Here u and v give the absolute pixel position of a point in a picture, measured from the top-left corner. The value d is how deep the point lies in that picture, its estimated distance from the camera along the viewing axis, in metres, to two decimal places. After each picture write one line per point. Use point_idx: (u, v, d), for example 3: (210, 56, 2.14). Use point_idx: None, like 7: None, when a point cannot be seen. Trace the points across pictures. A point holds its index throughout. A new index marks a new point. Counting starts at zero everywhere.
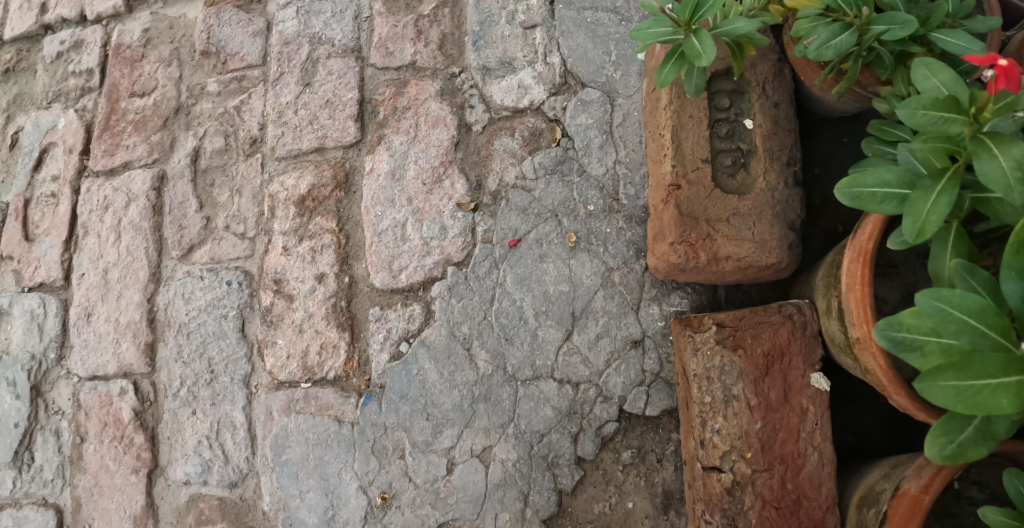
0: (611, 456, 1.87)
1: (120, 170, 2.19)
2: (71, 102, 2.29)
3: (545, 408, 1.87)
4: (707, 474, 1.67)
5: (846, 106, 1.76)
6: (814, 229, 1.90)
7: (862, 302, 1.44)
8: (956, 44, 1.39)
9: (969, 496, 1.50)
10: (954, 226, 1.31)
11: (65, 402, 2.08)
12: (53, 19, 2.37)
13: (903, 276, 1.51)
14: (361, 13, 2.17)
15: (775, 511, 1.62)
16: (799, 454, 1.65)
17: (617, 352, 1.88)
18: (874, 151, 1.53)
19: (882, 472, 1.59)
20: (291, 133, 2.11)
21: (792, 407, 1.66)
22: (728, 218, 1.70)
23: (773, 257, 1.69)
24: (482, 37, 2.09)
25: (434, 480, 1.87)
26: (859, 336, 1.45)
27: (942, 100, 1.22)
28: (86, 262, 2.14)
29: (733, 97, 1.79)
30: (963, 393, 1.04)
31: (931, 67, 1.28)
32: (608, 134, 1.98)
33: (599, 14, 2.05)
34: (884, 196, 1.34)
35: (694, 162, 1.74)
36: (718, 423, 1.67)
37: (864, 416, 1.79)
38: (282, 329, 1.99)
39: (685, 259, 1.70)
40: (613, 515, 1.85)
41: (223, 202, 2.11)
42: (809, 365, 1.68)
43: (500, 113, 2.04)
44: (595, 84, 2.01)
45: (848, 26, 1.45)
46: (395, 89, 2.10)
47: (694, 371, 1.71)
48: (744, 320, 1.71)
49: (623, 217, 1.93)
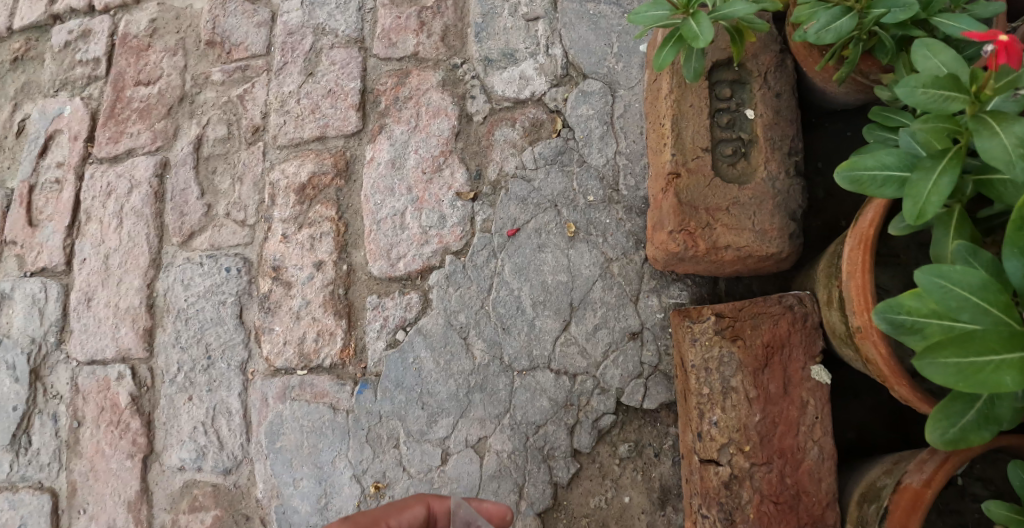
0: (608, 449, 1.84)
1: (123, 157, 2.20)
2: (78, 91, 2.31)
3: (541, 399, 1.85)
4: (704, 467, 1.64)
5: (850, 96, 1.74)
6: (816, 222, 1.87)
7: (863, 289, 1.40)
8: (957, 27, 1.37)
9: (974, 492, 1.45)
10: (956, 209, 1.28)
11: (63, 386, 2.09)
12: (62, 9, 2.40)
13: (905, 265, 1.48)
14: (365, 4, 2.19)
15: (773, 506, 1.59)
16: (798, 448, 1.61)
17: (615, 343, 1.86)
18: (876, 137, 1.50)
19: (884, 467, 1.55)
20: (293, 121, 2.12)
21: (792, 400, 1.63)
22: (728, 207, 1.68)
23: (774, 247, 1.67)
24: (485, 28, 2.10)
25: (428, 471, 1.85)
26: (859, 325, 1.41)
27: (941, 78, 1.20)
28: (87, 247, 2.15)
29: (735, 87, 1.78)
30: (965, 371, 1.00)
31: (931, 47, 1.26)
32: (609, 125, 1.97)
33: (602, 6, 2.05)
34: (885, 179, 1.32)
35: (694, 151, 1.72)
36: (716, 415, 1.64)
37: (867, 412, 1.76)
38: (280, 315, 1.99)
39: (684, 248, 1.68)
40: (609, 509, 1.82)
41: (224, 189, 2.11)
42: (810, 357, 1.64)
43: (501, 104, 2.04)
44: (596, 75, 2.01)
45: (849, 10, 1.45)
46: (397, 79, 2.11)
47: (692, 362, 1.68)
48: (744, 310, 1.68)
49: (622, 207, 1.92)
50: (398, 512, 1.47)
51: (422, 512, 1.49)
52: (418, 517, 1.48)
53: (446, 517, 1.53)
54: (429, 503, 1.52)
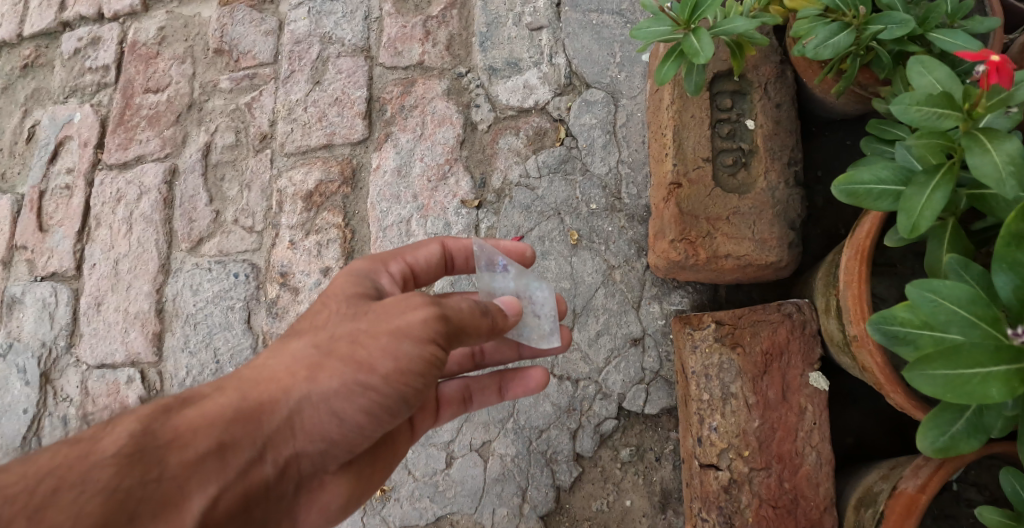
0: (610, 454, 1.87)
1: (133, 164, 2.24)
2: (87, 97, 2.34)
3: (544, 404, 1.89)
4: (704, 471, 1.67)
5: (849, 107, 1.77)
6: (815, 230, 1.90)
7: (859, 299, 1.43)
8: (952, 43, 1.40)
9: (968, 497, 1.49)
10: (951, 222, 1.31)
11: (72, 389, 2.12)
12: (72, 17, 2.43)
13: (902, 275, 1.52)
14: (371, 14, 2.22)
15: (772, 510, 1.61)
16: (796, 453, 1.64)
17: (617, 349, 1.89)
18: (873, 150, 1.53)
19: (881, 473, 1.58)
20: (300, 129, 2.15)
21: (790, 406, 1.66)
22: (728, 217, 1.71)
23: (773, 256, 1.70)
24: (489, 38, 2.13)
25: (433, 474, 1.90)
26: (857, 334, 1.44)
27: (936, 96, 1.23)
28: (97, 253, 2.18)
29: (735, 98, 1.81)
30: (952, 383, 1.04)
31: (925, 64, 1.29)
32: (612, 134, 2.00)
33: (604, 16, 2.08)
34: (881, 192, 1.35)
35: (694, 161, 1.75)
36: (716, 421, 1.67)
37: (864, 418, 1.79)
38: (287, 320, 2.01)
39: (684, 256, 1.71)
40: (611, 512, 1.85)
41: (232, 196, 2.14)
42: (808, 363, 1.67)
43: (506, 113, 2.07)
44: (599, 85, 2.04)
45: (847, 25, 1.48)
46: (403, 88, 2.14)
47: (692, 368, 1.72)
48: (743, 318, 1.71)
49: (624, 216, 1.95)
50: (414, 249, 1.56)
51: (438, 250, 1.59)
52: (434, 253, 1.58)
53: (463, 255, 1.64)
54: (444, 243, 1.61)
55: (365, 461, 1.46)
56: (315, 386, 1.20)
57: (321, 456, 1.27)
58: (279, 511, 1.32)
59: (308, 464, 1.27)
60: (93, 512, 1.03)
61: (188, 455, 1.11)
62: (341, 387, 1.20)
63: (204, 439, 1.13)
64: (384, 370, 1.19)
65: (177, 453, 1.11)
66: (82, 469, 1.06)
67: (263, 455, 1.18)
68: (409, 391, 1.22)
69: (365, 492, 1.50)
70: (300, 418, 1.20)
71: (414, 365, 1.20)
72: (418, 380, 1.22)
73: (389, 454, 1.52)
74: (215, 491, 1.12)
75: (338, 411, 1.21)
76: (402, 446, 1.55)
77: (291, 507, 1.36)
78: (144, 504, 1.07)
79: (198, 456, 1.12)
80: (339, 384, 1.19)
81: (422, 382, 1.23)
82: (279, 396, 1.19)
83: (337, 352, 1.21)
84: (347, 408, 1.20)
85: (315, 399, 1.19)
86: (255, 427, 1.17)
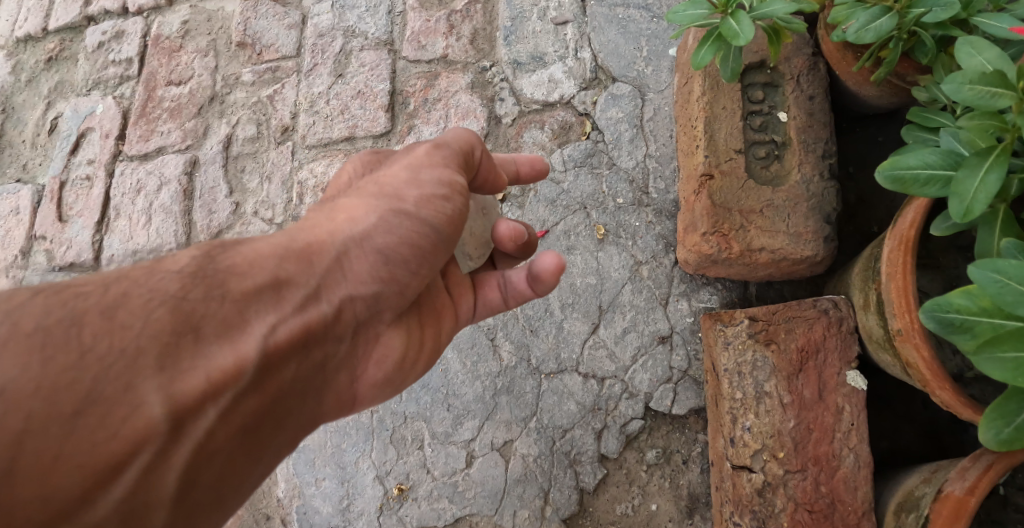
0: (635, 456, 1.81)
1: (154, 155, 2.23)
2: (110, 90, 2.34)
3: (568, 403, 1.84)
4: (737, 473, 1.60)
5: (884, 100, 1.72)
6: (848, 227, 1.85)
7: (904, 291, 1.36)
8: (996, 26, 1.34)
9: (1016, 502, 1.38)
10: (1001, 209, 1.26)
11: None
12: (97, 11, 2.44)
13: (945, 269, 1.45)
14: (395, 8, 2.22)
15: (809, 515, 1.53)
16: (833, 455, 1.56)
17: (644, 347, 1.84)
18: (916, 138, 1.47)
19: (922, 476, 1.49)
20: (322, 121, 2.13)
21: (826, 406, 1.58)
22: (761, 210, 1.66)
23: (809, 250, 1.64)
24: (514, 32, 2.11)
25: (452, 473, 1.84)
26: (899, 328, 1.38)
27: (989, 74, 1.17)
28: (116, 243, 2.15)
29: (767, 90, 1.77)
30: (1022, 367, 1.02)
31: (975, 44, 1.24)
32: (638, 128, 1.96)
33: (631, 10, 2.06)
34: (928, 178, 1.29)
35: (726, 153, 1.71)
36: (749, 420, 1.61)
37: (900, 422, 1.72)
38: None
39: (717, 250, 1.66)
40: (636, 517, 1.77)
41: (252, 188, 2.12)
42: (845, 362, 1.60)
43: (530, 106, 2.04)
44: (625, 78, 2.00)
45: (888, 10, 1.43)
46: (426, 81, 2.12)
47: (725, 366, 1.66)
48: (778, 314, 1.65)
49: (652, 210, 1.91)
50: None
51: None
52: None
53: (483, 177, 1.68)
54: None
55: (416, 325, 1.45)
56: (355, 224, 1.28)
57: (374, 301, 1.30)
58: (335, 367, 1.31)
59: (361, 310, 1.29)
60: (162, 319, 1.05)
61: (247, 284, 1.16)
62: (381, 221, 1.27)
63: (261, 272, 1.19)
64: (414, 199, 1.29)
65: (238, 280, 1.16)
66: (153, 282, 1.10)
67: (316, 293, 1.22)
68: (444, 223, 1.30)
69: (405, 377, 1.45)
70: (342, 252, 1.26)
71: (440, 191, 1.30)
72: (449, 207, 1.30)
73: (437, 324, 1.50)
74: (271, 320, 1.16)
75: (382, 247, 1.26)
76: (447, 320, 1.53)
77: (347, 369, 1.34)
78: (207, 321, 1.10)
79: (255, 287, 1.17)
80: (376, 218, 1.27)
81: (452, 208, 1.31)
82: (319, 239, 1.26)
83: (366, 194, 1.32)
84: (388, 240, 1.26)
85: (360, 238, 1.26)
86: (305, 268, 1.23)
